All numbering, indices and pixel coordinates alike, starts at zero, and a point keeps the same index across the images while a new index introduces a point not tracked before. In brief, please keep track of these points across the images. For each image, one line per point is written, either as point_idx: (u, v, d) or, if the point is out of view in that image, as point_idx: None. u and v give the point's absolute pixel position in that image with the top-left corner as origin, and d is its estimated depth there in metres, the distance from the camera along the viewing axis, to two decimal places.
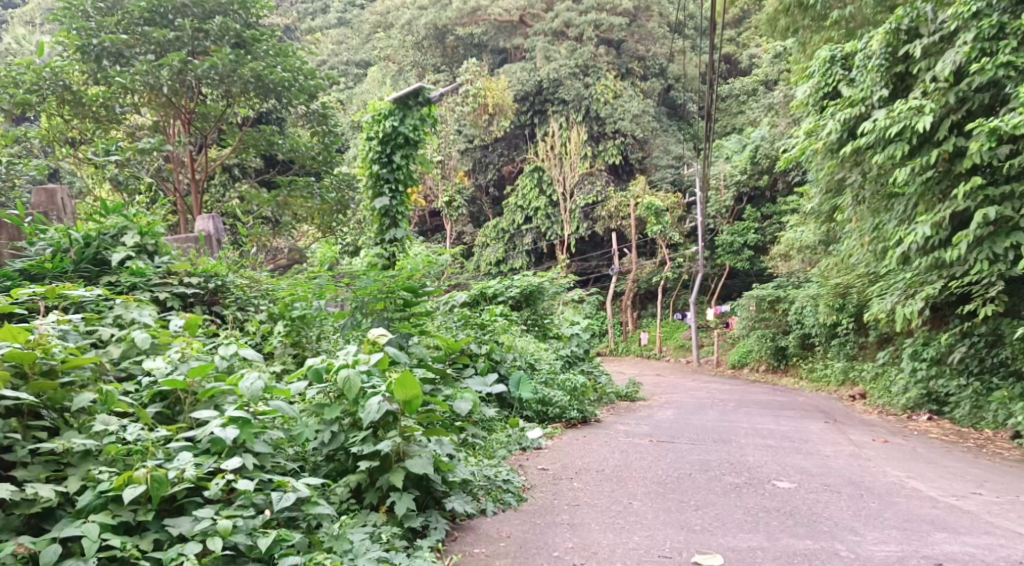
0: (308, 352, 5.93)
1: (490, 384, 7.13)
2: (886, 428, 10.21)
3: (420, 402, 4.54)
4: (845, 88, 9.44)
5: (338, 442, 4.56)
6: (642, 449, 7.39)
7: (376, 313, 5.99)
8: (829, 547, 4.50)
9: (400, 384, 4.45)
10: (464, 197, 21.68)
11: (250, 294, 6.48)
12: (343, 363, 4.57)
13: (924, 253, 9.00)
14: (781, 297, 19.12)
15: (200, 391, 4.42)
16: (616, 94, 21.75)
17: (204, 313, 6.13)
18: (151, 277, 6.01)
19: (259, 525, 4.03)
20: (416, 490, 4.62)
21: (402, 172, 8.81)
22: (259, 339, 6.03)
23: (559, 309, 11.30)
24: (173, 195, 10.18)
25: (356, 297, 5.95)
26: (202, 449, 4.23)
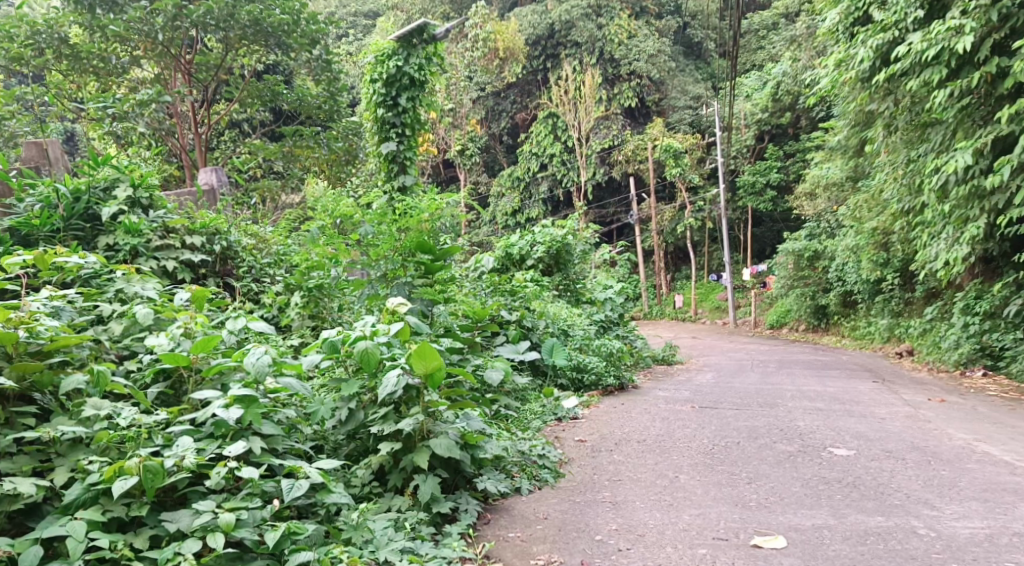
0: (327, 323, 5.66)
1: (521, 350, 7.17)
2: (940, 386, 9.84)
3: (442, 374, 4.19)
4: (878, 13, 10.48)
5: (357, 422, 4.24)
6: (684, 416, 7.04)
7: (398, 278, 5.63)
8: (905, 524, 4.09)
9: (418, 355, 4.12)
10: (477, 143, 22.83)
11: (264, 262, 6.19)
12: (359, 334, 4.23)
13: (964, 182, 9.76)
14: (820, 253, 18.59)
15: (205, 368, 4.12)
16: (631, 34, 22.63)
17: (216, 284, 5.85)
18: (150, 239, 5.62)
19: (267, 516, 3.72)
20: (444, 470, 4.29)
21: (409, 115, 7.91)
22: (275, 311, 5.74)
23: (591, 271, 10.93)
24: (179, 150, 9.95)
25: (373, 261, 5.64)
26: (205, 434, 3.93)
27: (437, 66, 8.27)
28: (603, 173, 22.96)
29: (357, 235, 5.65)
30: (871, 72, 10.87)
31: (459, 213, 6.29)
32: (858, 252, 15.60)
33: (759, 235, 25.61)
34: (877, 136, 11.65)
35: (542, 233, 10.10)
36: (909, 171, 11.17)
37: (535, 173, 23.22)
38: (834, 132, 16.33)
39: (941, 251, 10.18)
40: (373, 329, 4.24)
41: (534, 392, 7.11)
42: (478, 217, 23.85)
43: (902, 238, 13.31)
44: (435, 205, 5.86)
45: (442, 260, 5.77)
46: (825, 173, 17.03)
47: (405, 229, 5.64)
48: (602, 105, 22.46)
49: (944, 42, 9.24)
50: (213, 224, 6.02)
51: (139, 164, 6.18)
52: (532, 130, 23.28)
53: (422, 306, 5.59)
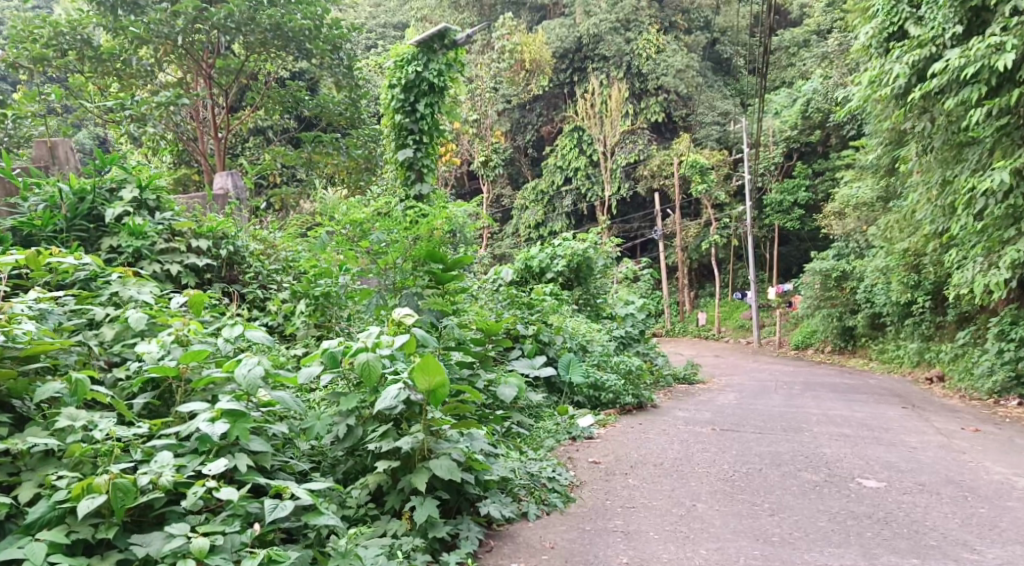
0: (333, 332, 5.50)
1: (537, 365, 6.96)
2: (971, 414, 9.50)
3: (446, 391, 3.99)
4: (914, 28, 10.16)
5: (354, 439, 4.04)
6: (704, 439, 6.76)
7: (406, 288, 5.40)
8: None
9: (422, 369, 3.92)
10: (502, 155, 22.61)
11: (272, 268, 6.02)
12: (360, 345, 4.03)
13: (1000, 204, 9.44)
14: (848, 273, 18.20)
15: (194, 379, 3.97)
16: (659, 48, 22.40)
17: (222, 289, 5.67)
18: (155, 242, 5.47)
19: (247, 541, 3.52)
20: (445, 492, 4.08)
21: (428, 121, 7.73)
22: (280, 319, 5.56)
23: (612, 286, 10.68)
24: (197, 154, 9.84)
25: (380, 270, 5.42)
26: (188, 449, 3.76)
27: (458, 72, 8.08)
28: (628, 187, 22.70)
29: (367, 243, 5.43)
30: (905, 89, 10.56)
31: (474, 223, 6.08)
32: (887, 273, 15.23)
33: (785, 254, 25.23)
34: (910, 156, 11.33)
35: (563, 246, 9.87)
36: (943, 191, 10.84)
37: (559, 186, 23.02)
38: (864, 150, 16.00)
39: (974, 275, 9.85)
40: (375, 341, 4.04)
41: (548, 410, 6.87)
42: (501, 229, 23.64)
43: (934, 260, 12.95)
44: (448, 213, 5.66)
45: (453, 271, 5.49)
46: (855, 192, 16.69)
47: (414, 236, 5.42)
48: (628, 119, 22.24)
49: (983, 60, 8.93)
50: (221, 228, 5.86)
51: (148, 165, 6.05)
52: (557, 143, 23.11)
53: (430, 318, 5.37)
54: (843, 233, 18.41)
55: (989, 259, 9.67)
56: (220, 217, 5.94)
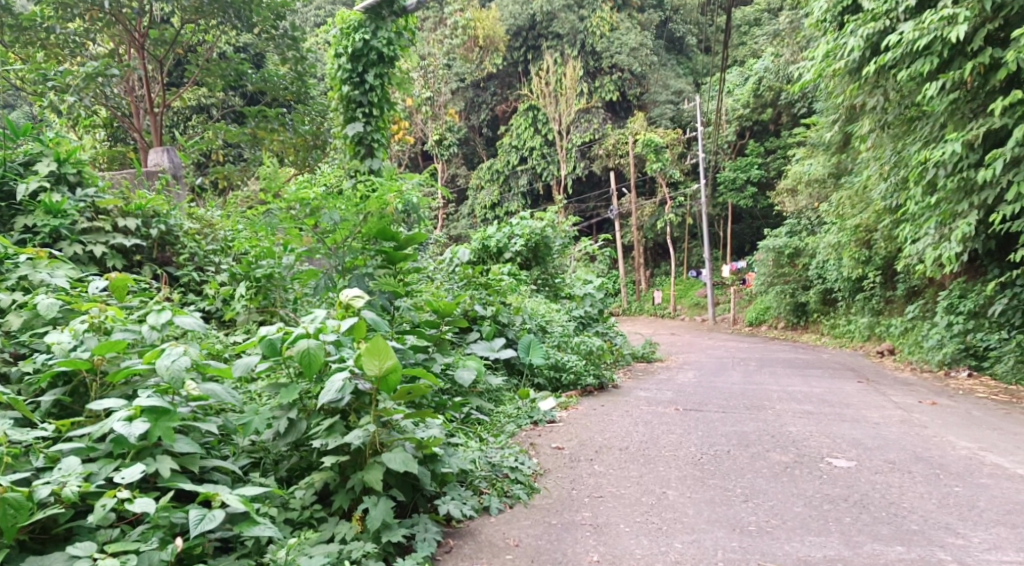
0: (277, 317, 5.11)
1: (496, 348, 6.73)
2: (926, 387, 9.49)
3: (397, 377, 3.73)
4: (868, 2, 10.03)
5: (297, 434, 3.76)
6: (668, 421, 6.56)
7: (355, 268, 5.11)
8: (929, 557, 3.65)
9: (369, 352, 3.67)
10: (456, 133, 22.21)
11: (209, 248, 5.65)
12: (302, 332, 3.80)
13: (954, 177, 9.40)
14: (801, 250, 18.22)
15: (110, 373, 3.69)
16: (613, 26, 22.19)
17: (152, 272, 5.30)
18: (76, 221, 5.12)
19: (166, 559, 3.29)
20: (400, 490, 3.81)
21: (377, 94, 7.38)
22: (219, 303, 5.22)
23: (569, 266, 10.44)
24: (132, 130, 9.35)
25: (328, 249, 5.12)
26: (100, 453, 3.52)
27: (407, 42, 7.74)
28: (583, 167, 22.47)
29: (313, 220, 5.08)
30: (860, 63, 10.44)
31: (425, 198, 5.77)
32: (840, 249, 15.23)
33: (738, 232, 25.26)
34: (865, 131, 11.25)
35: (520, 225, 9.59)
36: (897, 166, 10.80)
37: (514, 166, 22.69)
38: (817, 127, 15.96)
39: (929, 249, 9.81)
40: (317, 327, 3.81)
41: (508, 393, 6.63)
42: (456, 210, 23.28)
43: (887, 235, 12.96)
44: (397, 187, 5.36)
45: (405, 250, 5.27)
46: (808, 169, 16.68)
47: (364, 213, 5.11)
48: (582, 98, 21.97)
49: (937, 32, 8.83)
50: (151, 206, 5.50)
51: (70, 138, 5.65)
52: (512, 122, 22.79)
53: (382, 300, 5.06)
54: (796, 210, 18.42)
55: (942, 234, 9.65)
56: (151, 194, 5.57)
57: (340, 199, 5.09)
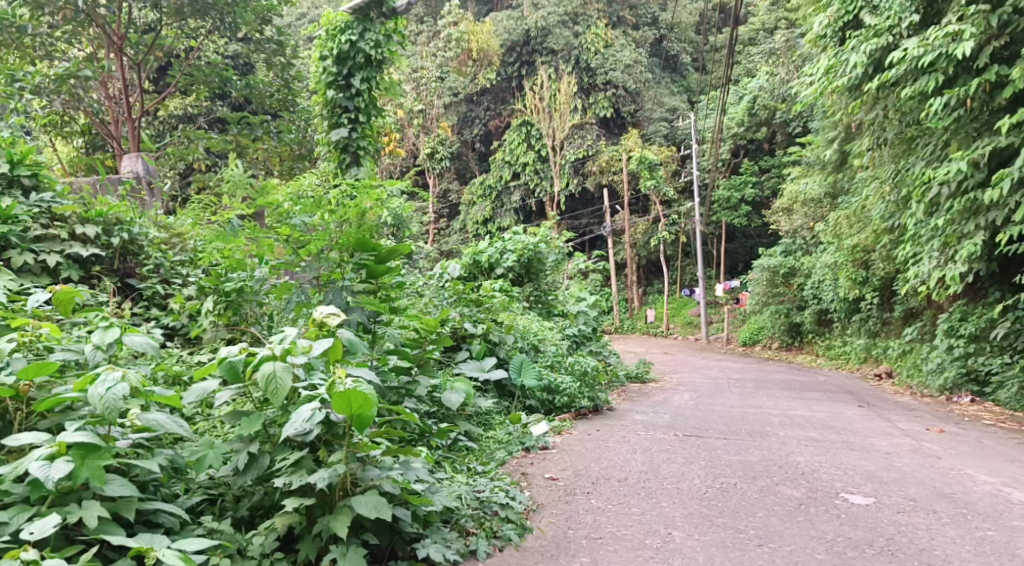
0: (247, 335, 4.77)
1: (487, 368, 6.39)
2: (928, 412, 9.19)
3: (371, 417, 3.42)
4: (869, 18, 9.76)
5: (258, 469, 3.52)
6: (667, 447, 6.22)
7: (332, 283, 4.69)
8: None
9: (342, 393, 3.37)
10: (448, 147, 21.85)
11: (176, 259, 5.31)
12: (267, 353, 3.48)
13: (958, 196, 9.11)
14: (796, 269, 17.93)
15: (39, 402, 3.40)
16: (607, 43, 22.02)
17: (112, 284, 4.96)
18: (29, 228, 4.83)
19: None
20: (374, 535, 3.54)
21: (363, 99, 7.05)
22: (184, 320, 4.84)
23: (563, 282, 10.10)
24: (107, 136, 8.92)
25: (303, 261, 4.73)
26: (18, 495, 3.25)
27: (397, 47, 7.41)
28: (577, 184, 22.17)
29: (288, 231, 4.71)
30: (861, 80, 10.15)
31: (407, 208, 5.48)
32: (836, 269, 14.94)
33: (732, 250, 25.00)
34: (865, 149, 10.97)
35: (513, 241, 9.20)
36: (898, 185, 10.55)
37: (507, 182, 22.32)
38: (814, 145, 15.73)
39: (931, 270, 9.52)
40: (285, 348, 3.48)
41: (499, 417, 6.27)
42: (449, 225, 22.88)
43: (885, 255, 12.67)
44: (380, 196, 4.97)
45: (388, 262, 4.80)
46: (804, 187, 16.42)
47: (342, 223, 4.74)
48: (576, 114, 21.64)
49: (941, 48, 8.55)
50: (114, 213, 5.18)
51: (26, 141, 5.38)
52: (505, 138, 22.46)
53: (360, 319, 4.66)
54: (790, 229, 18.13)
55: (945, 255, 9.35)
56: (114, 201, 5.27)
57: (317, 206, 4.76)
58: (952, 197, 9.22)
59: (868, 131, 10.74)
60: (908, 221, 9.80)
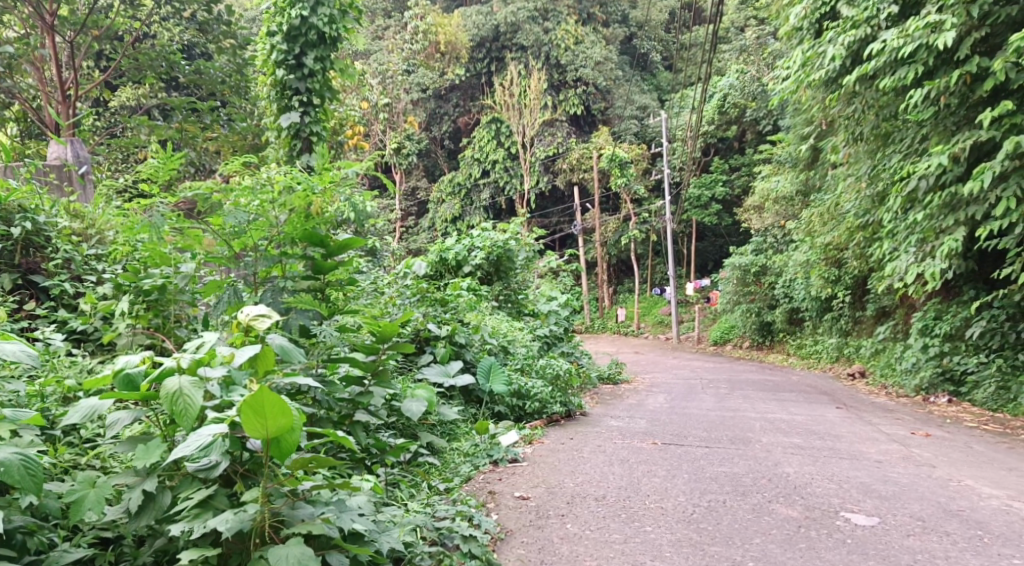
0: (171, 340, 4.26)
1: (451, 373, 5.90)
2: (906, 413, 8.85)
3: (296, 441, 3.20)
4: (847, 9, 9.32)
5: (155, 510, 3.21)
6: (647, 458, 5.74)
7: (271, 279, 4.26)
8: None
9: (255, 414, 3.09)
10: (415, 143, 21.21)
11: (89, 253, 4.74)
12: (171, 364, 3.27)
13: (937, 192, 8.75)
14: (768, 267, 17.56)
15: None
16: (578, 40, 21.58)
17: (11, 284, 4.41)
18: None
19: None
20: None
21: (317, 81, 6.52)
22: (96, 323, 4.29)
23: (532, 281, 9.62)
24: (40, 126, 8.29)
25: (238, 255, 4.22)
26: None
27: (353, 23, 6.90)
28: (547, 181, 21.73)
29: (220, 221, 4.16)
30: (839, 73, 9.70)
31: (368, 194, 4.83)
32: (810, 267, 14.62)
33: (701, 248, 24.70)
34: (844, 143, 10.58)
35: (481, 237, 8.66)
36: (874, 181, 10.19)
37: (476, 179, 21.74)
38: (786, 143, 15.42)
39: (907, 268, 9.13)
40: (195, 359, 3.29)
41: (465, 426, 5.79)
42: (417, 223, 22.23)
43: (859, 253, 12.33)
44: (331, 179, 4.38)
45: (338, 256, 4.36)
46: (775, 186, 16.12)
47: (285, 211, 4.23)
48: (546, 111, 21.17)
49: (921, 39, 8.14)
50: (15, 200, 4.59)
51: None
52: (474, 135, 21.89)
53: (299, 321, 4.21)
54: (761, 227, 17.79)
55: (924, 253, 8.98)
56: (19, 186, 4.70)
57: (251, 190, 4.22)
58: (931, 192, 8.84)
59: (844, 127, 10.33)
60: (886, 217, 9.40)
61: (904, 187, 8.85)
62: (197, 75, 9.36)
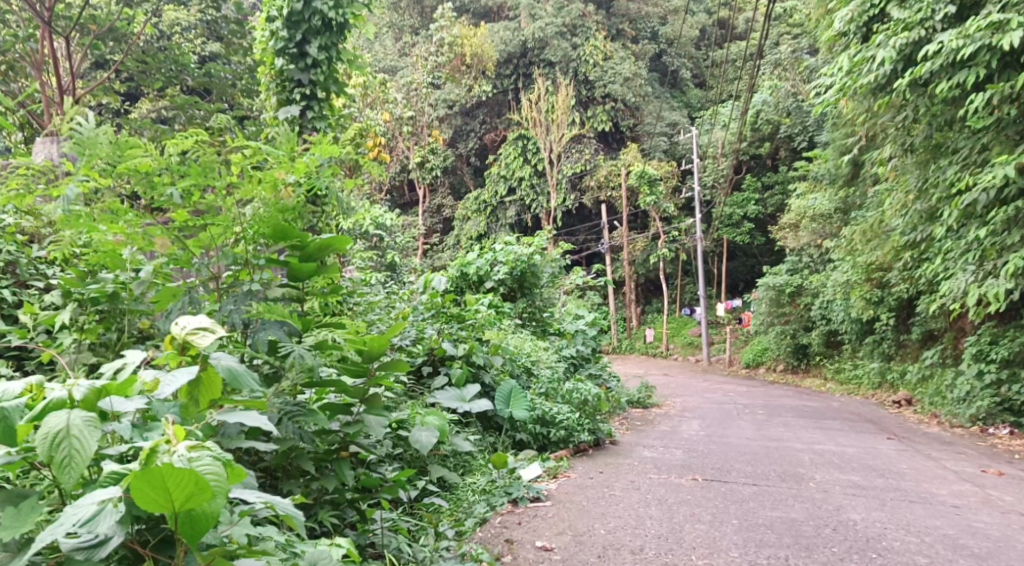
0: (114, 355, 3.82)
1: (467, 398, 5.23)
2: (964, 445, 8.02)
3: (213, 516, 2.67)
4: (897, 11, 8.41)
5: None
6: (689, 497, 5.01)
7: (239, 283, 3.62)
8: None
9: (155, 485, 2.62)
10: (439, 157, 20.54)
11: (36, 256, 4.28)
12: (61, 396, 2.78)
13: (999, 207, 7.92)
14: (804, 288, 16.69)
15: None
16: (607, 56, 20.96)
17: None
18: None
19: None
20: None
21: (321, 73, 5.94)
22: (36, 337, 3.79)
23: (557, 298, 8.92)
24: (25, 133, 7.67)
25: (197, 255, 3.64)
26: None
27: (363, 13, 6.32)
28: (574, 199, 21.06)
29: (184, 215, 3.55)
30: (889, 79, 8.78)
31: (353, 181, 4.13)
32: (849, 288, 13.80)
33: (732, 269, 23.87)
34: (891, 156, 9.77)
35: (504, 251, 7.96)
36: (923, 197, 9.33)
37: (502, 197, 20.91)
38: (822, 160, 14.67)
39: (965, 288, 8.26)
40: (92, 389, 2.81)
41: (481, 459, 5.10)
42: (442, 241, 21.47)
43: (906, 274, 11.49)
44: (304, 168, 3.72)
45: (318, 257, 3.71)
46: (811, 204, 15.33)
47: (250, 203, 3.64)
48: (574, 127, 20.56)
49: (984, 41, 7.31)
50: None
51: None
52: (501, 152, 21.28)
53: (270, 336, 3.51)
54: (796, 246, 16.91)
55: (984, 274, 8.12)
56: None
57: (204, 172, 3.58)
58: (991, 205, 7.96)
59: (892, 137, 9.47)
60: (939, 233, 8.57)
61: (960, 200, 8.02)
62: (206, 78, 8.86)
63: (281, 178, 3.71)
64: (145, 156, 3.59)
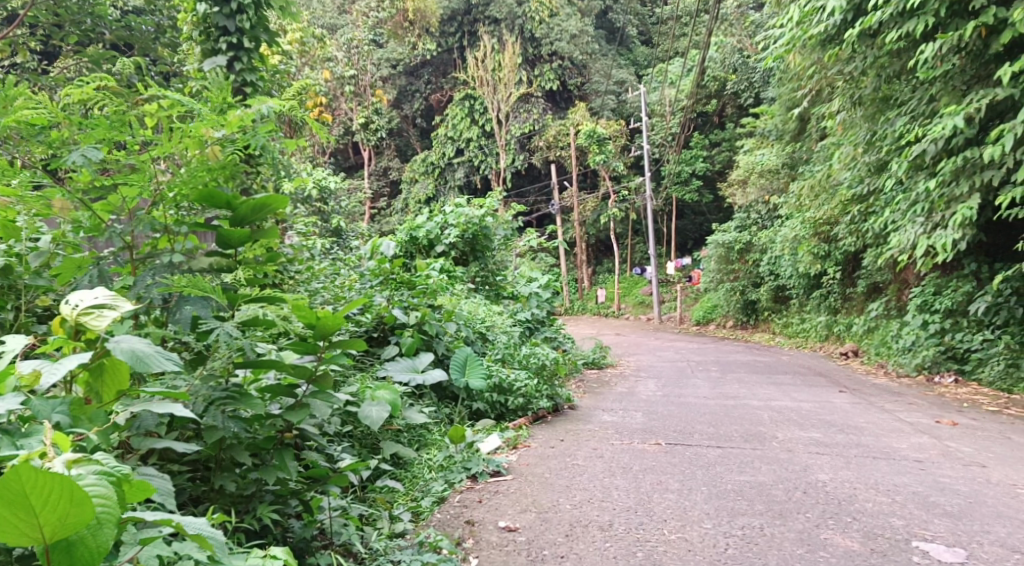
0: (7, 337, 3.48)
1: (419, 369, 5.00)
2: (912, 396, 7.98)
3: (100, 543, 2.40)
4: None
5: None
6: (654, 464, 4.82)
7: (158, 252, 3.33)
8: None
9: (21, 506, 2.34)
10: (383, 118, 19.92)
11: None
12: None
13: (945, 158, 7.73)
14: (752, 244, 16.65)
15: None
16: (552, 12, 20.34)
17: None
18: None
19: None
20: None
21: (249, 18, 5.57)
22: None
23: (508, 261, 8.63)
24: None
25: (108, 221, 3.32)
26: None
27: None
28: (523, 160, 20.72)
29: (87, 176, 3.24)
30: (839, 29, 8.49)
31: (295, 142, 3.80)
32: (798, 244, 13.77)
33: (681, 227, 23.84)
34: (841, 109, 9.60)
35: (454, 213, 7.66)
36: (872, 150, 9.21)
37: (450, 158, 20.54)
38: (770, 115, 14.52)
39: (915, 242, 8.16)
40: None
41: (436, 433, 4.85)
42: (389, 205, 20.94)
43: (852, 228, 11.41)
44: (234, 122, 3.38)
45: (245, 224, 3.43)
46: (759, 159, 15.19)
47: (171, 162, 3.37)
48: (522, 86, 20.14)
49: None
50: None
51: None
52: (447, 113, 20.81)
53: (194, 311, 3.25)
54: (744, 202, 16.83)
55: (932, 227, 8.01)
56: None
57: (117, 127, 3.26)
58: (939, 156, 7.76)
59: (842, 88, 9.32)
60: (889, 185, 8.43)
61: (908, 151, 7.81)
62: (126, 32, 8.20)
63: (206, 137, 3.38)
64: (37, 109, 3.27)
